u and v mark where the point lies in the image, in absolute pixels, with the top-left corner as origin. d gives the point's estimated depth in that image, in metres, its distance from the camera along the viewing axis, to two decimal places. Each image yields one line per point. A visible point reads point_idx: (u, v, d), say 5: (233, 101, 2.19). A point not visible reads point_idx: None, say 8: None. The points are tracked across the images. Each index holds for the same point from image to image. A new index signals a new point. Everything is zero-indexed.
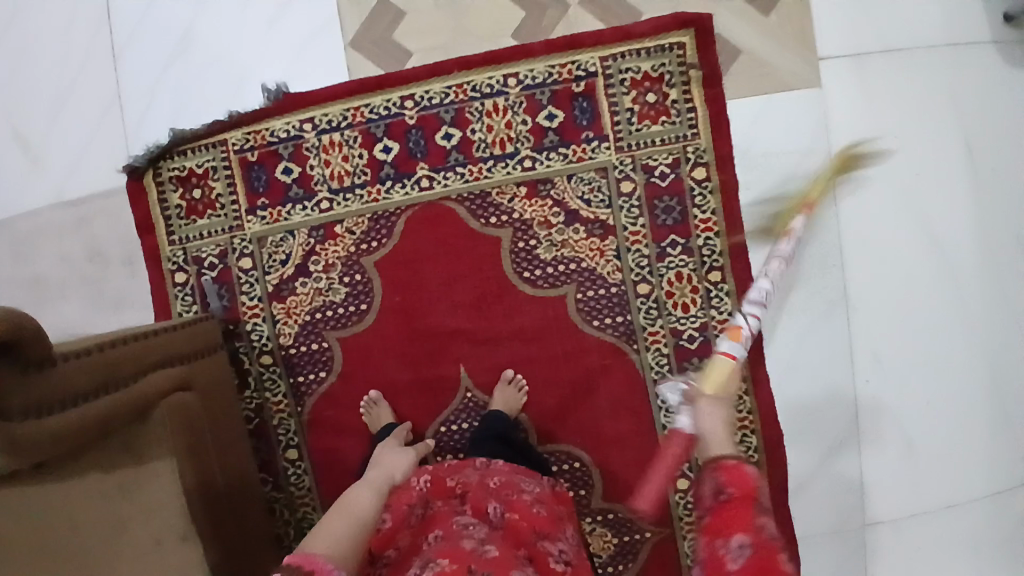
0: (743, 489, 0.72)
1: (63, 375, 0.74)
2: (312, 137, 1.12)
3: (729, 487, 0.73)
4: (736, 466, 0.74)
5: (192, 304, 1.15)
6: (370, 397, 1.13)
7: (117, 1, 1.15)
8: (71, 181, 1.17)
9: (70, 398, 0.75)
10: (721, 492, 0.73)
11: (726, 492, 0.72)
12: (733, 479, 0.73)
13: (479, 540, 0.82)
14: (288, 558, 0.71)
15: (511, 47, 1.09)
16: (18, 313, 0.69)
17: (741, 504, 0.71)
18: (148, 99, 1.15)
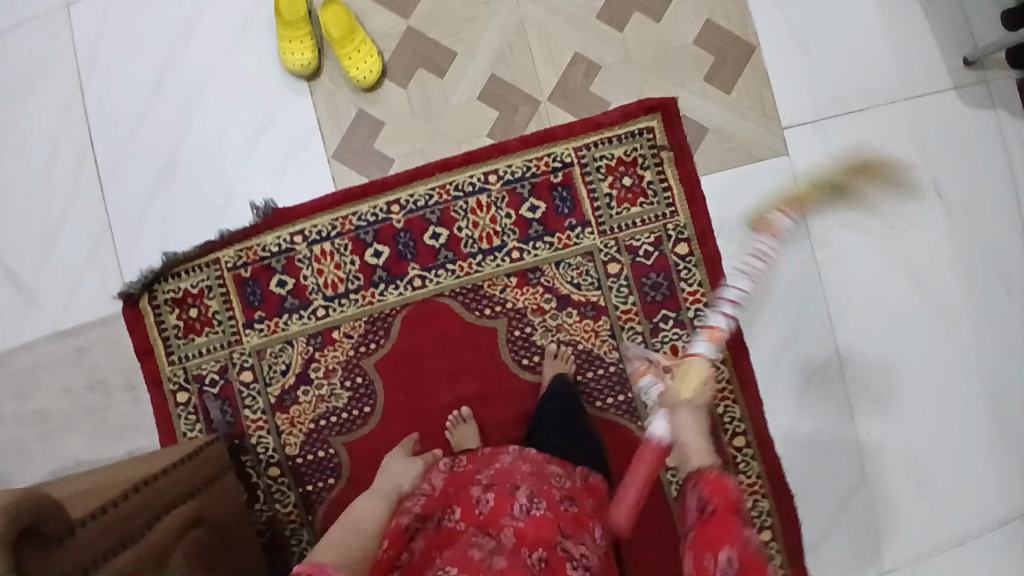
0: (724, 503, 0.78)
1: (83, 541, 0.75)
2: (304, 248, 1.14)
3: (711, 500, 0.78)
4: (716, 480, 0.80)
5: (195, 423, 1.16)
6: (459, 413, 1.12)
7: (100, 134, 1.18)
8: (64, 316, 1.18)
9: (91, 563, 0.74)
10: (704, 505, 0.78)
11: (709, 505, 0.78)
12: (714, 490, 0.79)
13: (486, 557, 0.78)
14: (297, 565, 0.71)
15: (488, 146, 1.14)
16: (33, 489, 0.70)
17: (727, 513, 0.76)
18: (137, 227, 1.17)
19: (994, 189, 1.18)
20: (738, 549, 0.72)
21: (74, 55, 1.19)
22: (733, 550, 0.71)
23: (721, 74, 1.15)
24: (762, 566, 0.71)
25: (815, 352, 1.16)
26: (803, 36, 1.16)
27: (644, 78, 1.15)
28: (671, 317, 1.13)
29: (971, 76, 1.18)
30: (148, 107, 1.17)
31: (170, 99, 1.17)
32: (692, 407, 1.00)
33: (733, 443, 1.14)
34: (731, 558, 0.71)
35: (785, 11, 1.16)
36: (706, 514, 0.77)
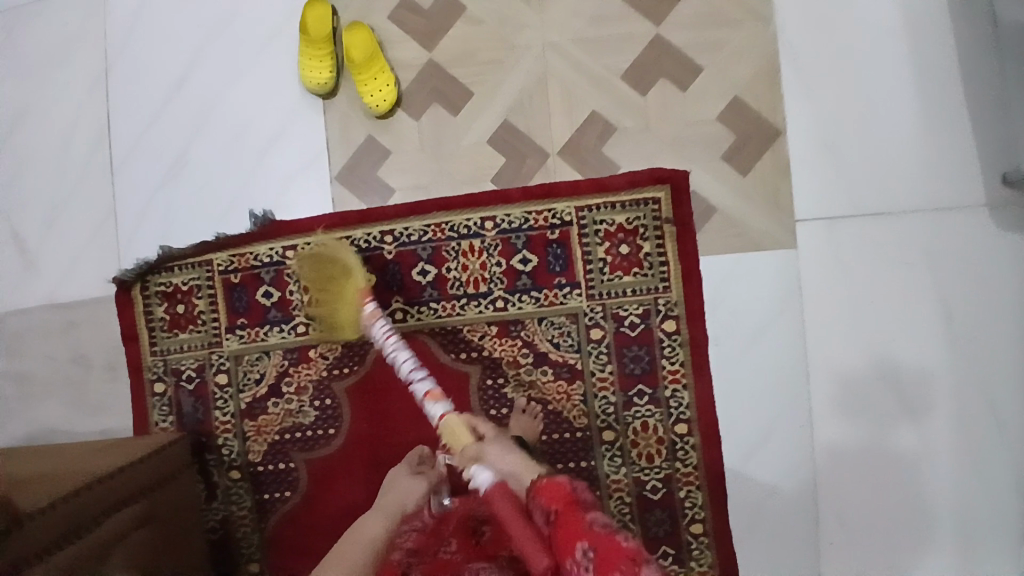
0: (564, 503, 0.76)
1: (28, 533, 0.80)
2: (293, 263, 1.15)
3: (550, 503, 0.76)
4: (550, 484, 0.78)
5: (168, 415, 1.19)
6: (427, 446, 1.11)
7: (118, 121, 1.21)
8: (60, 289, 1.21)
9: (29, 557, 0.80)
10: (546, 512, 0.76)
11: (550, 511, 0.75)
12: (550, 496, 0.76)
13: None
14: None
15: (489, 192, 1.12)
16: None
17: (569, 511, 0.74)
18: (140, 217, 1.20)
19: (1011, 317, 1.10)
20: (588, 536, 0.70)
21: (105, 37, 1.21)
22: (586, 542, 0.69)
23: (740, 155, 1.12)
24: (620, 543, 0.68)
25: (788, 453, 1.12)
26: (832, 127, 1.12)
27: (660, 146, 1.12)
28: (647, 392, 1.11)
29: (1009, 196, 1.10)
30: (170, 102, 1.20)
31: (189, 97, 1.19)
32: (486, 443, 0.91)
33: (690, 529, 1.12)
34: (586, 544, 0.68)
35: (817, 99, 1.12)
36: (554, 517, 0.75)
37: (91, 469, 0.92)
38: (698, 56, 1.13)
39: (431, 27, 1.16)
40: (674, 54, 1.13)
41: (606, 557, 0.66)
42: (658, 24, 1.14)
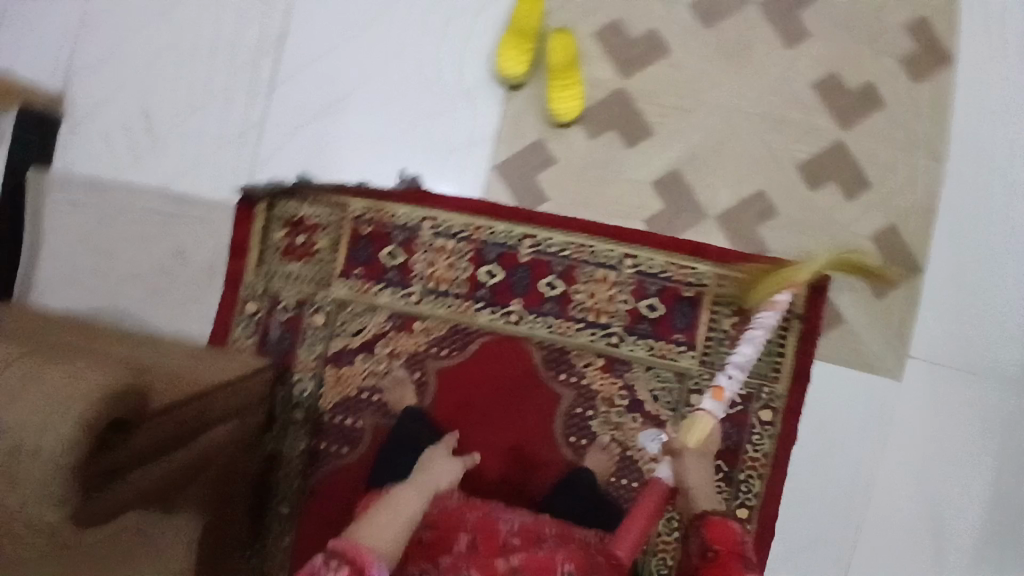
0: (728, 546, 0.86)
1: (148, 431, 0.73)
2: (428, 234, 1.14)
3: (715, 543, 0.86)
4: (719, 521, 0.89)
5: (250, 337, 1.14)
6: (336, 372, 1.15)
7: (294, 34, 1.15)
8: (175, 178, 1.15)
9: (144, 458, 0.74)
10: (708, 550, 0.86)
11: (712, 549, 0.86)
12: (719, 538, 0.86)
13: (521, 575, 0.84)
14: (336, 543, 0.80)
15: (640, 230, 1.12)
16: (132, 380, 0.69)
17: (730, 558, 0.84)
18: (285, 136, 1.14)
19: None
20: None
21: None
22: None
23: (880, 275, 1.15)
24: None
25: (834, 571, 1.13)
26: (967, 281, 1.17)
27: (812, 243, 1.14)
28: (723, 470, 1.13)
29: None
30: (354, 32, 1.15)
31: (374, 36, 1.15)
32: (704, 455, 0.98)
33: None
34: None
35: (960, 249, 1.17)
36: (712, 556, 0.86)
37: (210, 370, 0.90)
38: (872, 171, 1.16)
39: (635, 51, 1.14)
40: (850, 162, 1.16)
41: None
42: (846, 129, 1.16)
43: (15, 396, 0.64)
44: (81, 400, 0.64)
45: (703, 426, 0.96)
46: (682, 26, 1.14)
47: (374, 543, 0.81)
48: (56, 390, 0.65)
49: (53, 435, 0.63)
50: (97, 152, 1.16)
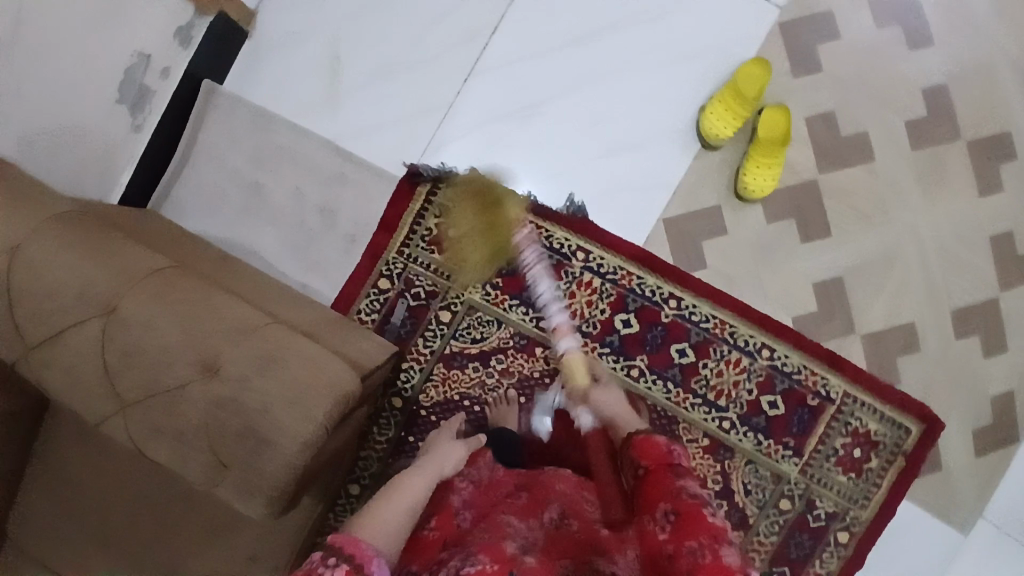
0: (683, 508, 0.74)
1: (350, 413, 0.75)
2: (576, 265, 1.12)
3: (642, 461, 0.82)
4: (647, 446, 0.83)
5: (374, 313, 1.13)
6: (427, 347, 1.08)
7: (506, 30, 1.13)
8: (351, 136, 1.14)
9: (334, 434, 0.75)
10: (637, 468, 0.82)
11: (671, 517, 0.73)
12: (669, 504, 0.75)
13: (520, 547, 0.77)
14: (333, 537, 0.66)
15: (788, 326, 1.12)
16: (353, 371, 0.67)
17: (660, 471, 0.80)
18: (468, 128, 1.14)
19: None
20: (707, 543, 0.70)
21: None
22: (672, 505, 0.74)
23: (987, 437, 1.15)
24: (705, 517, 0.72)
25: None
26: None
27: (937, 386, 1.15)
28: None
29: None
30: (564, 47, 1.13)
31: (584, 55, 1.13)
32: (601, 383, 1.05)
33: None
34: (671, 512, 0.74)
35: None
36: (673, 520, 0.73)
37: (368, 355, 0.91)
38: (1014, 335, 1.15)
39: (834, 152, 1.13)
40: (1000, 321, 1.15)
41: (688, 523, 0.72)
42: (1003, 288, 1.15)
43: (260, 378, 0.63)
44: (325, 397, 0.63)
45: (577, 363, 1.07)
46: (883, 141, 1.14)
47: (370, 530, 0.72)
48: (303, 380, 0.64)
49: (289, 424, 0.62)
50: (279, 89, 1.14)
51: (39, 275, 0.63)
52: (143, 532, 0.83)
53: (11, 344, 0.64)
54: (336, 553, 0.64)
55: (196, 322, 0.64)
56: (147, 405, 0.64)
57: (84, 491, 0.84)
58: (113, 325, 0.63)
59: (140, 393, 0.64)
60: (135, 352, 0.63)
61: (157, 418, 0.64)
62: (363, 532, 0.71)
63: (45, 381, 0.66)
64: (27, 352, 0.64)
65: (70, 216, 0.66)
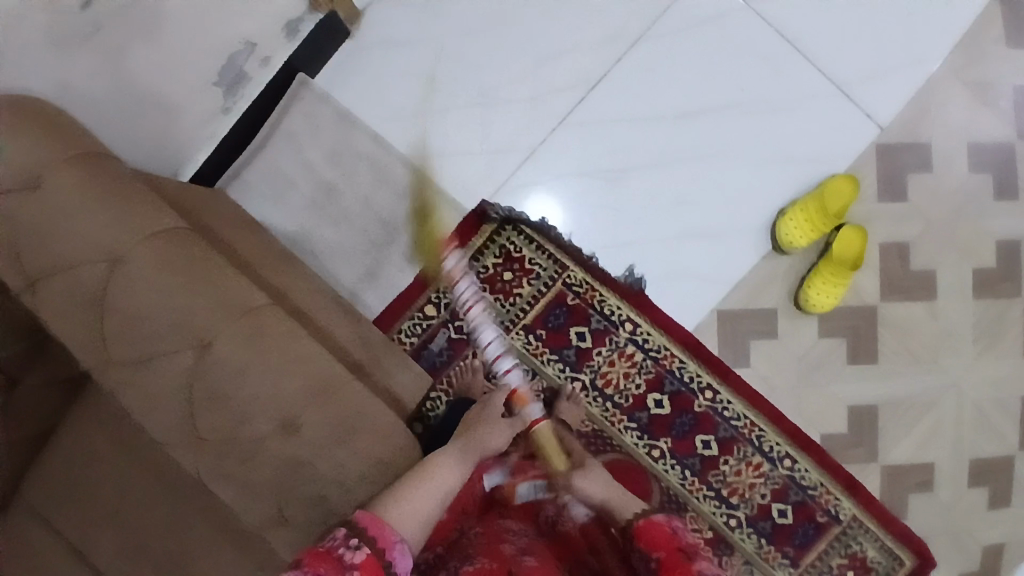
0: (668, 546, 0.69)
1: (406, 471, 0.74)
2: (622, 335, 1.11)
3: (654, 551, 0.69)
4: (648, 525, 0.72)
5: (414, 336, 1.13)
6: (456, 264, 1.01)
7: (603, 90, 1.13)
8: (430, 158, 1.13)
9: None
10: (648, 560, 0.69)
11: (653, 559, 0.69)
12: (654, 539, 0.70)
13: (518, 548, 0.75)
14: (358, 513, 0.57)
15: (813, 441, 1.13)
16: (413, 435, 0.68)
17: (674, 559, 0.67)
18: (546, 178, 1.13)
19: None
20: None
21: (666, 10, 1.14)
22: None
23: None
24: None
25: None
26: None
27: (941, 530, 1.15)
28: None
29: None
30: (662, 119, 1.13)
31: (674, 133, 1.13)
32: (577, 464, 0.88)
33: None
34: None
35: None
36: (655, 565, 0.68)
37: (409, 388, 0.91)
38: None
39: (896, 282, 1.14)
40: (1013, 481, 1.16)
41: None
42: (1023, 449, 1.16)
43: (334, 446, 0.63)
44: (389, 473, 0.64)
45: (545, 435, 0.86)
46: (947, 282, 1.15)
47: (402, 511, 0.59)
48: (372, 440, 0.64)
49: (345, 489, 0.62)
50: (369, 97, 1.13)
51: (142, 294, 0.60)
52: (147, 529, 0.82)
53: (98, 355, 0.62)
54: (359, 533, 0.55)
55: (287, 382, 0.62)
56: (221, 446, 0.63)
57: (101, 474, 0.83)
58: (202, 362, 0.61)
59: (218, 434, 0.62)
60: (224, 396, 0.61)
61: (229, 459, 0.63)
62: (391, 511, 0.59)
63: (122, 395, 0.64)
64: (111, 367, 0.62)
65: (179, 235, 0.63)
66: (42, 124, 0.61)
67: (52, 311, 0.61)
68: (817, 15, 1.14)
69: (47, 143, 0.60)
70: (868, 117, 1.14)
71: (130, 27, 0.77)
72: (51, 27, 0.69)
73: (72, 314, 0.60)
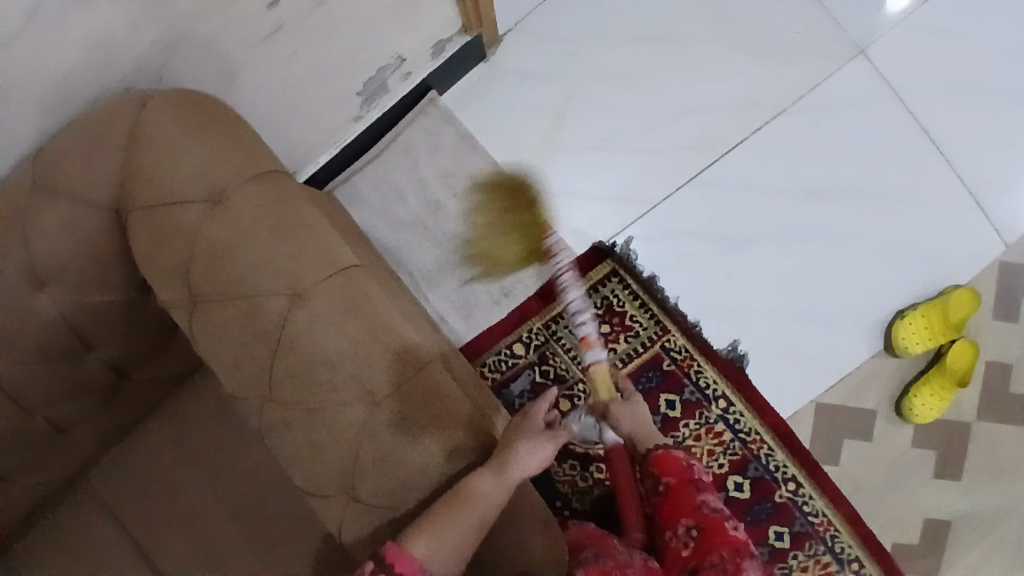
0: (677, 475, 0.80)
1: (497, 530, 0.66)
2: (713, 411, 1.06)
3: (665, 475, 0.80)
4: (665, 454, 0.82)
5: (496, 372, 1.06)
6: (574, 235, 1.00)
7: (735, 156, 1.10)
8: (544, 193, 1.09)
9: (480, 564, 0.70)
10: (658, 483, 0.80)
11: (664, 482, 0.80)
12: (667, 467, 0.81)
13: None
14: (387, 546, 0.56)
15: (886, 550, 1.06)
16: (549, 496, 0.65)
17: (683, 486, 0.79)
18: (659, 233, 1.09)
19: None
20: (693, 517, 0.77)
21: (813, 87, 1.10)
22: (694, 522, 0.77)
23: None
24: (726, 526, 0.76)
25: None
26: None
27: None
28: None
29: None
30: (790, 196, 1.09)
31: (800, 211, 1.09)
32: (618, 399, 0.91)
33: None
34: (694, 528, 0.76)
35: None
36: (664, 489, 0.80)
37: None
38: None
39: (997, 401, 1.09)
40: None
41: (713, 533, 0.76)
42: None
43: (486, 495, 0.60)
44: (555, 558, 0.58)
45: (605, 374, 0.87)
46: None
47: (429, 544, 0.56)
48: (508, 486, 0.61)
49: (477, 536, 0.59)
50: (495, 120, 1.10)
51: (317, 332, 0.59)
52: (209, 548, 0.77)
53: (255, 384, 0.61)
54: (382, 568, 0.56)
55: (450, 446, 0.60)
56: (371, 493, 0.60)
57: (174, 478, 0.78)
58: (367, 416, 0.59)
59: (378, 502, 0.60)
60: (392, 457, 0.59)
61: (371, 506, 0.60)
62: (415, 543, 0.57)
63: (273, 438, 0.62)
64: (272, 408, 0.61)
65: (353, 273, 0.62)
66: (229, 142, 0.62)
67: (207, 336, 0.61)
68: (967, 117, 1.10)
69: (234, 163, 0.62)
70: (998, 230, 1.09)
71: (310, 26, 0.73)
72: (238, 18, 0.65)
73: (244, 342, 0.60)
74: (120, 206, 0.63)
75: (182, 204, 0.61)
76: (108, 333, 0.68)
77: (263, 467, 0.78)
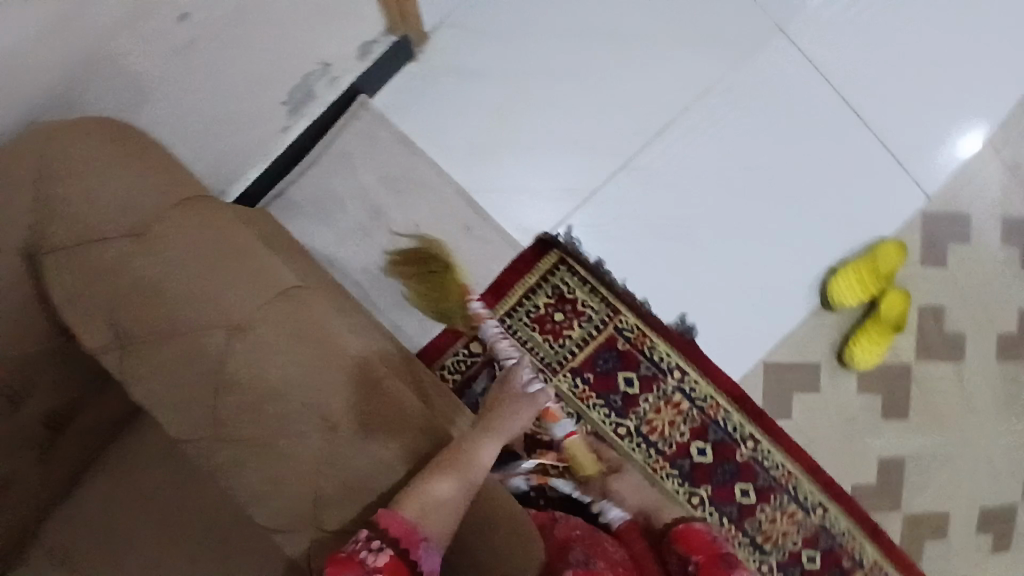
0: (706, 553, 0.78)
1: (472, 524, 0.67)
2: (670, 383, 1.10)
3: (693, 555, 0.78)
4: (690, 531, 0.81)
5: (457, 372, 1.06)
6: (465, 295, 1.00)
7: (666, 136, 1.13)
8: (486, 189, 1.10)
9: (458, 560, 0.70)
10: (688, 563, 0.78)
11: (691, 560, 0.78)
12: (690, 543, 0.79)
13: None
14: (381, 517, 0.59)
15: (845, 491, 1.12)
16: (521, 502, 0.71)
17: (712, 561, 0.77)
18: (601, 217, 1.11)
19: None
20: None
21: (735, 63, 1.14)
22: None
23: None
24: None
25: None
26: None
27: None
28: None
29: None
30: (722, 169, 1.13)
31: (732, 181, 1.13)
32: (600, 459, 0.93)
33: None
34: None
35: None
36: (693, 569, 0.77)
37: None
38: None
39: (930, 342, 1.16)
40: None
41: None
42: None
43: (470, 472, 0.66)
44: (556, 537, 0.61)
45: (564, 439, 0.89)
46: (976, 347, 1.17)
47: (430, 506, 0.59)
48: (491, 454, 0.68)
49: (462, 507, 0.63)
50: (429, 121, 1.10)
51: (266, 356, 0.62)
52: None
53: (202, 414, 0.62)
54: (381, 535, 0.58)
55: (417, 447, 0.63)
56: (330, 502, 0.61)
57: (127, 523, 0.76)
58: (328, 440, 0.61)
59: (347, 520, 0.61)
60: (341, 464, 0.61)
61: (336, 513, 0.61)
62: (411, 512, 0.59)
63: (231, 462, 0.61)
64: (223, 444, 0.62)
65: (292, 293, 0.65)
66: (144, 172, 0.64)
67: (144, 375, 0.62)
68: (879, 79, 1.16)
69: (153, 194, 0.64)
70: (917, 184, 1.16)
71: (227, 44, 0.72)
72: (155, 41, 0.64)
73: (186, 376, 0.61)
74: (32, 250, 0.61)
75: (103, 241, 0.62)
76: (42, 384, 0.65)
77: (227, 499, 0.77)
